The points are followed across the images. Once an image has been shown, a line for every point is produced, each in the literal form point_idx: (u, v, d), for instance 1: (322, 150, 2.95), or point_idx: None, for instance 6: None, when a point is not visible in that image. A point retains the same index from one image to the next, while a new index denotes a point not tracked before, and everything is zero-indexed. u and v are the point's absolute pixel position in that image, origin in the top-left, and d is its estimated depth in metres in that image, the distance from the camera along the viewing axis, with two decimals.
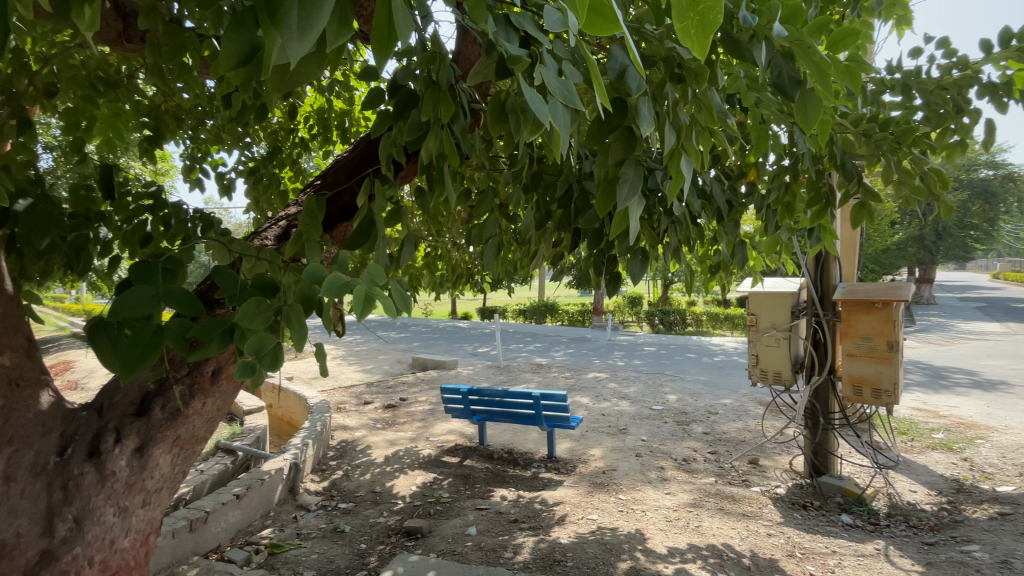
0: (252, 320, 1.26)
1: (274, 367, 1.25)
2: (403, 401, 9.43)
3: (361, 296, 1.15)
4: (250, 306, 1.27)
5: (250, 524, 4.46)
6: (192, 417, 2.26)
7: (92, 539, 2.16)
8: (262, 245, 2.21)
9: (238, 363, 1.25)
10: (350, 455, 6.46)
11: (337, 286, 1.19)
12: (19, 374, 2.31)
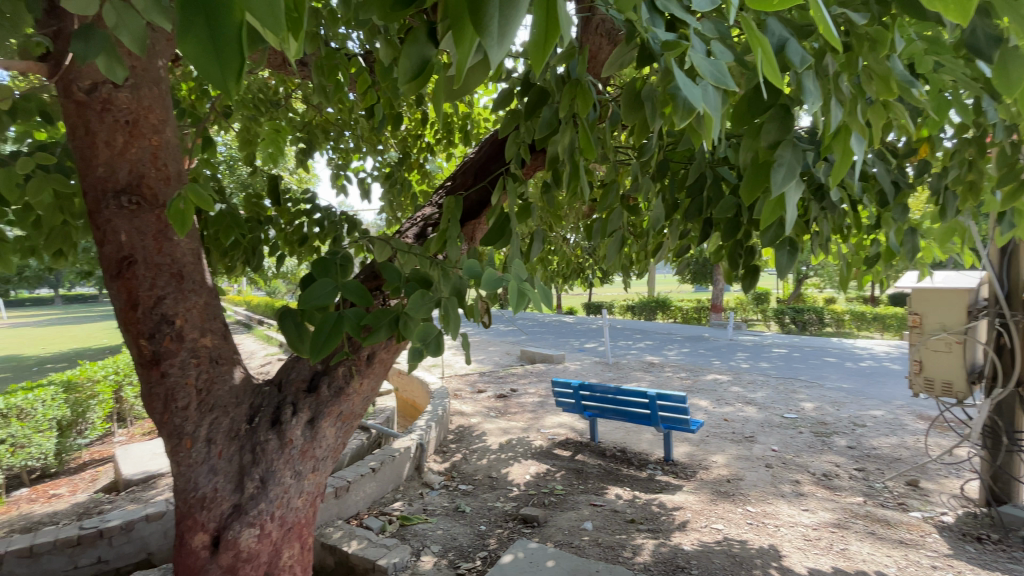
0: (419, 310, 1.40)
1: (439, 354, 1.38)
2: (514, 392, 9.69)
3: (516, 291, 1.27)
4: (417, 297, 1.41)
5: (383, 496, 4.91)
6: (352, 397, 2.06)
7: (273, 499, 1.98)
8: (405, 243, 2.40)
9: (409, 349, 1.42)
10: (467, 440, 6.81)
11: (492, 281, 1.32)
12: (217, 350, 1.98)
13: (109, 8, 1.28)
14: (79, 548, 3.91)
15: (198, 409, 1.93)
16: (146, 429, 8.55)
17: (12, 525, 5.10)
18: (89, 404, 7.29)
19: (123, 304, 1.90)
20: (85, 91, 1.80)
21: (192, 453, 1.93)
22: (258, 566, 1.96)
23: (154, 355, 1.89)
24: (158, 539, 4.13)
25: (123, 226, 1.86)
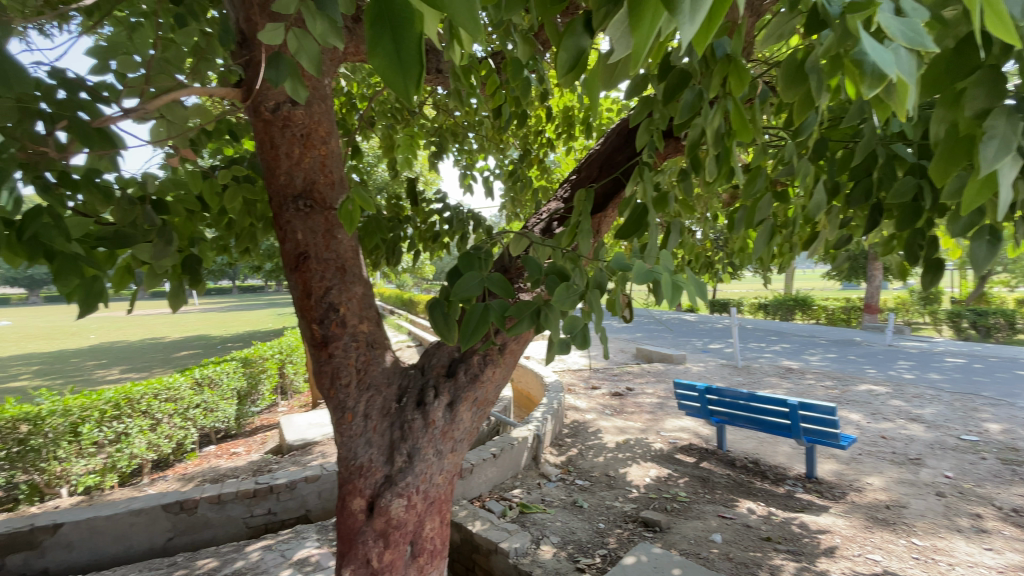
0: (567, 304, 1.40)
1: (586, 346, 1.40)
2: (631, 391, 9.43)
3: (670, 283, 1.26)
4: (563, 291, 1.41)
5: (502, 482, 5.09)
6: (487, 384, 2.07)
7: (418, 475, 1.97)
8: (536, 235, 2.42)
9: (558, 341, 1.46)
10: (583, 436, 6.78)
11: (643, 274, 1.29)
12: (373, 335, 2.10)
13: (292, 36, 1.49)
14: (257, 499, 4.58)
15: (357, 384, 2.01)
16: (301, 403, 9.83)
17: (208, 474, 6.20)
18: (260, 377, 8.62)
19: (300, 295, 2.07)
20: (271, 110, 1.97)
21: (350, 424, 2.00)
22: (405, 537, 1.94)
23: (322, 337, 2.02)
24: (313, 499, 4.74)
25: (299, 227, 2.03)
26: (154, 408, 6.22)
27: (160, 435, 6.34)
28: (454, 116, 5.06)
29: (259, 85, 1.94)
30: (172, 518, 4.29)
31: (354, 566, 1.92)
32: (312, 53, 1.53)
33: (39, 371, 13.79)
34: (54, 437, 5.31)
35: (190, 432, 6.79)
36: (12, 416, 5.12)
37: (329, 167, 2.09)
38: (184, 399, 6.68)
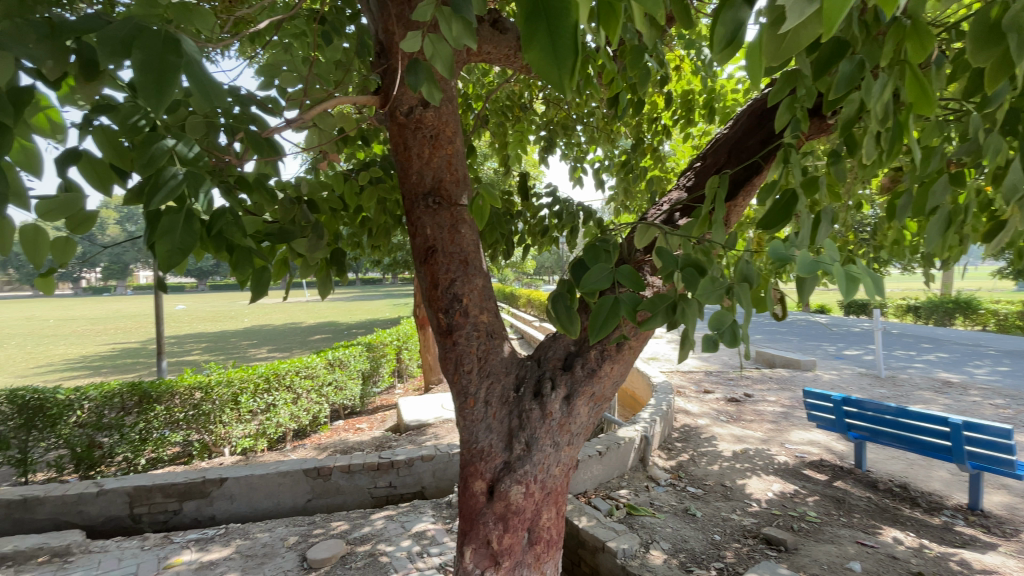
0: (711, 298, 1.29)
1: (735, 344, 1.32)
2: (749, 398, 8.73)
3: (843, 276, 1.13)
4: (706, 284, 1.31)
5: (609, 480, 5.01)
6: (604, 379, 2.05)
7: (536, 464, 2.01)
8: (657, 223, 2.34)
9: (703, 337, 1.35)
10: (695, 441, 6.42)
11: (809, 264, 1.14)
12: (492, 325, 2.17)
13: (428, 42, 1.57)
14: (380, 472, 5.01)
15: (478, 371, 2.10)
16: (414, 388, 10.54)
17: (338, 446, 6.91)
18: (380, 361, 9.41)
19: (427, 285, 2.19)
20: (404, 114, 2.11)
21: (472, 409, 2.09)
22: (523, 524, 2.00)
23: (447, 326, 2.12)
24: (428, 477, 5.08)
25: (428, 222, 2.16)
26: (296, 384, 7.06)
27: (300, 408, 7.19)
28: (565, 109, 5.03)
29: (395, 92, 2.10)
30: (310, 483, 4.84)
31: (475, 545, 2.00)
32: (445, 57, 1.60)
33: (209, 348, 16.39)
34: (221, 403, 6.28)
35: (323, 407, 7.62)
36: (192, 384, 6.13)
37: (454, 166, 2.19)
38: (319, 376, 7.49)
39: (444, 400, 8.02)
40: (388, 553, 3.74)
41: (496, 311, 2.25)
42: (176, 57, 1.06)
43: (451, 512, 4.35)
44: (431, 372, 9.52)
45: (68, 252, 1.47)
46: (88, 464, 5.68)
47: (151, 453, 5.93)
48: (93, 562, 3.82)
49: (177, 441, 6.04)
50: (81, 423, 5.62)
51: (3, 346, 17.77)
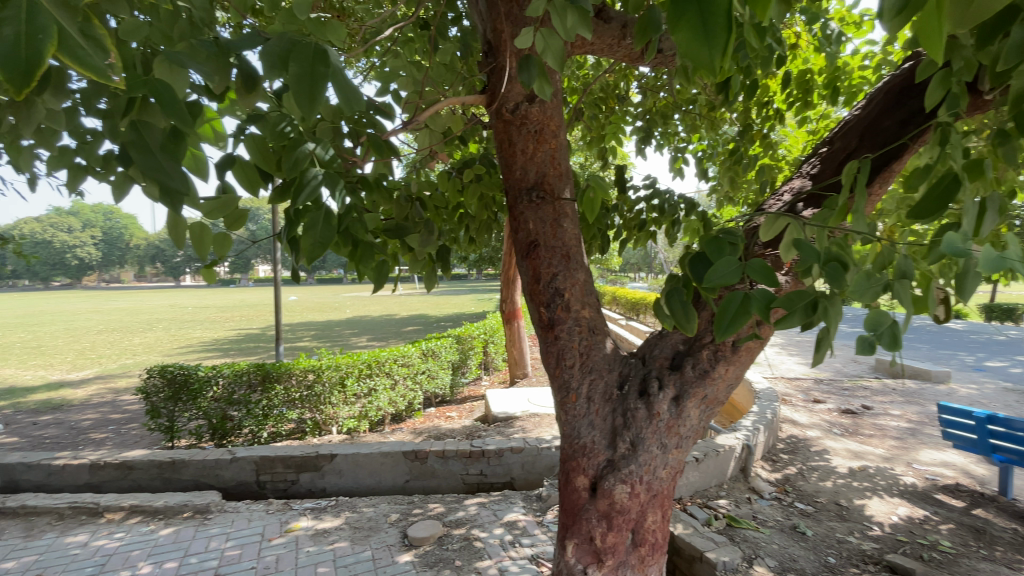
0: (864, 295, 1.26)
1: (895, 348, 1.22)
2: (867, 410, 7.85)
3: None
4: (862, 279, 1.28)
5: (706, 488, 4.76)
6: (718, 381, 1.95)
7: (643, 464, 1.96)
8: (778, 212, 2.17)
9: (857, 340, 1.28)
10: (804, 454, 5.90)
11: (992, 262, 1.01)
12: (595, 321, 2.14)
13: (540, 37, 1.58)
14: (472, 459, 5.17)
15: (580, 367, 2.08)
16: (500, 381, 10.77)
17: (431, 432, 7.25)
18: (469, 353, 9.72)
19: (528, 280, 2.18)
20: (510, 111, 2.13)
21: (574, 404, 2.08)
22: (627, 524, 1.97)
23: (549, 320, 2.11)
24: (517, 469, 5.19)
25: (531, 217, 2.14)
26: (393, 371, 7.50)
27: (397, 394, 7.63)
28: (664, 97, 4.82)
29: (503, 89, 2.12)
30: (408, 464, 5.12)
31: (578, 540, 2.00)
32: (556, 50, 1.60)
33: (316, 335, 17.93)
34: (330, 385, 6.81)
35: (417, 394, 8.02)
36: (305, 367, 6.72)
37: (558, 160, 2.18)
38: (414, 365, 7.89)
39: (531, 394, 8.10)
40: (482, 539, 3.86)
41: (598, 307, 2.21)
42: (324, 67, 1.18)
43: (541, 505, 4.38)
44: (517, 365, 9.65)
45: (225, 246, 1.68)
46: (222, 434, 6.46)
47: (271, 427, 6.62)
48: (228, 520, 4.35)
49: (292, 418, 6.67)
50: (216, 397, 6.41)
51: (156, 329, 20.75)
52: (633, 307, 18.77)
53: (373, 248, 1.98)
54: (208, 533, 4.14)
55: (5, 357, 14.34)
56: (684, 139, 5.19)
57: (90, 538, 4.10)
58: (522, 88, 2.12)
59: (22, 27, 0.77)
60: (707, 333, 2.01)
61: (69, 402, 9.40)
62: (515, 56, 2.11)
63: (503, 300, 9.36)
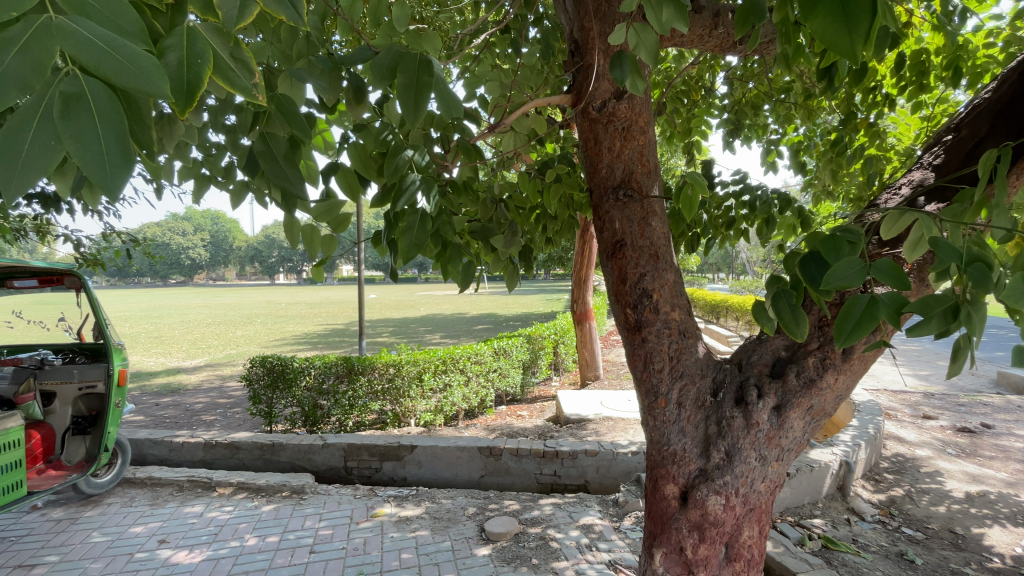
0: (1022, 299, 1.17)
1: None
2: (990, 429, 6.93)
3: None
4: (1018, 282, 1.18)
5: (799, 506, 4.43)
6: (826, 393, 1.84)
7: (739, 475, 1.88)
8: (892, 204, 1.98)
9: (1014, 351, 1.17)
10: (912, 475, 5.33)
11: None
12: (685, 324, 2.07)
13: (632, 33, 1.54)
14: (545, 459, 5.18)
15: (669, 371, 2.01)
16: (571, 382, 10.70)
17: (504, 429, 7.35)
18: (540, 352, 9.75)
19: (613, 280, 2.13)
20: (597, 109, 2.10)
21: (663, 410, 2.01)
22: (721, 537, 1.89)
23: (635, 322, 2.06)
24: (592, 472, 5.13)
25: (617, 216, 2.09)
26: (467, 368, 7.69)
27: (470, 391, 7.82)
28: (753, 87, 4.55)
29: (590, 87, 2.10)
30: (483, 460, 5.23)
31: (667, 549, 1.95)
32: (650, 46, 1.55)
33: (393, 332, 18.80)
34: (409, 379, 7.10)
35: (489, 392, 8.16)
36: (387, 361, 7.06)
37: (646, 157, 2.12)
38: (487, 363, 8.05)
39: (604, 397, 7.98)
40: (558, 539, 3.86)
41: (688, 309, 2.13)
42: (429, 76, 1.24)
43: (618, 511, 4.31)
44: (589, 366, 9.54)
45: (331, 247, 1.80)
46: (313, 421, 6.96)
47: (355, 417, 7.02)
48: (321, 502, 4.68)
49: (375, 410, 7.04)
50: (308, 387, 6.92)
51: (254, 322, 22.76)
52: (711, 309, 17.89)
53: (462, 250, 2.04)
54: (304, 513, 4.48)
55: (134, 344, 16.39)
56: (775, 131, 4.86)
57: (205, 509, 4.59)
58: (610, 85, 2.08)
59: (186, 53, 0.87)
60: (812, 341, 1.90)
61: (185, 387, 10.55)
62: (603, 53, 2.08)
63: (575, 301, 9.28)
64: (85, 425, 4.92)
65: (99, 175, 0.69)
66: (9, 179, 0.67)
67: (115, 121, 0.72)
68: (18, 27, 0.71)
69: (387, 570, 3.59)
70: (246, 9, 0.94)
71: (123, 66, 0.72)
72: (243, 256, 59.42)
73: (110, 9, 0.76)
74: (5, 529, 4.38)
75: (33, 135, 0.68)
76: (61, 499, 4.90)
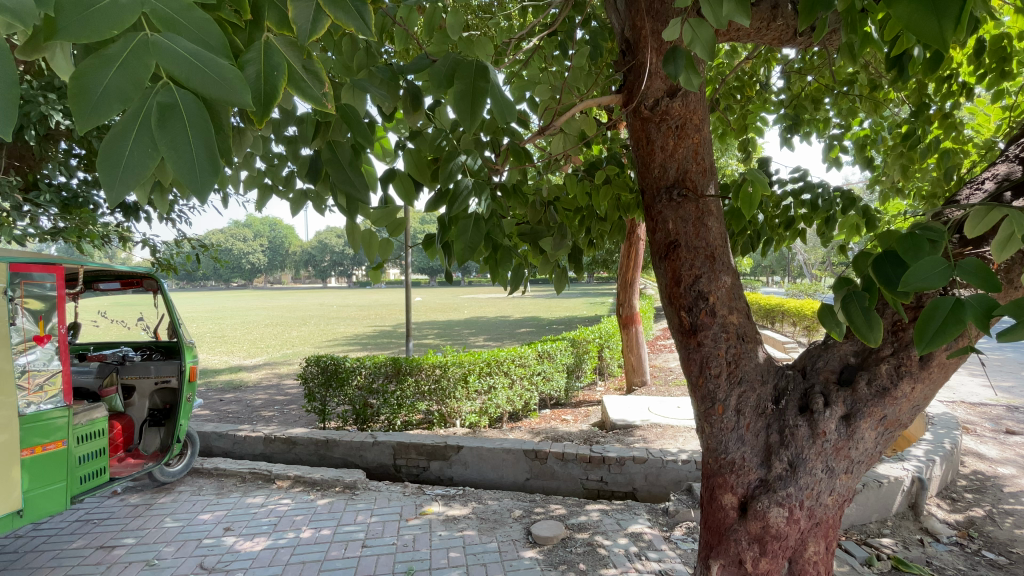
0: None
1: None
2: None
3: None
4: None
5: (865, 524, 4.16)
6: (901, 402, 1.72)
7: (804, 487, 1.80)
8: (974, 198, 1.83)
9: None
10: (994, 494, 4.90)
11: None
12: (743, 327, 1.99)
13: (688, 29, 1.51)
14: (592, 465, 5.11)
15: (727, 377, 1.95)
16: (616, 387, 10.50)
17: (549, 432, 7.30)
18: (584, 356, 9.63)
19: (666, 282, 2.08)
20: (649, 108, 2.06)
21: (721, 417, 1.95)
22: (784, 551, 1.82)
23: (690, 325, 2.00)
24: (640, 480, 5.03)
25: (671, 216, 2.04)
26: (512, 371, 7.71)
27: (515, 393, 7.83)
28: (811, 80, 4.34)
29: (642, 86, 2.06)
30: (529, 463, 5.21)
31: (725, 561, 1.90)
32: (706, 40, 1.50)
33: (438, 334, 19.10)
34: (454, 381, 7.19)
35: (533, 395, 8.15)
36: (433, 362, 7.18)
37: (701, 155, 2.06)
38: (531, 365, 8.04)
39: (652, 403, 7.80)
40: (606, 547, 3.80)
41: (747, 313, 2.06)
42: (485, 82, 1.27)
43: (668, 520, 4.20)
44: (636, 372, 9.34)
45: (387, 251, 1.87)
46: (363, 419, 7.18)
47: (403, 416, 7.19)
48: (372, 498, 4.81)
49: (422, 410, 7.17)
50: (359, 386, 7.15)
51: (308, 323, 23.84)
52: (765, 314, 17.07)
53: (512, 252, 2.06)
54: (356, 508, 4.62)
55: (200, 343, 17.52)
56: (837, 126, 4.61)
57: (265, 500, 4.83)
58: (662, 84, 2.04)
59: (262, 66, 0.95)
60: (884, 347, 1.79)
61: (245, 383, 11.15)
62: (656, 51, 2.05)
63: (620, 304, 9.12)
64: (160, 417, 5.33)
65: (192, 179, 0.75)
66: (113, 183, 0.73)
67: (205, 130, 0.78)
68: (118, 45, 0.77)
69: (436, 568, 3.64)
70: (317, 22, 1.00)
71: (210, 79, 0.78)
72: (298, 260, 62.14)
73: (198, 27, 0.82)
74: (90, 511, 4.77)
75: (132, 142, 0.75)
76: (138, 486, 5.28)
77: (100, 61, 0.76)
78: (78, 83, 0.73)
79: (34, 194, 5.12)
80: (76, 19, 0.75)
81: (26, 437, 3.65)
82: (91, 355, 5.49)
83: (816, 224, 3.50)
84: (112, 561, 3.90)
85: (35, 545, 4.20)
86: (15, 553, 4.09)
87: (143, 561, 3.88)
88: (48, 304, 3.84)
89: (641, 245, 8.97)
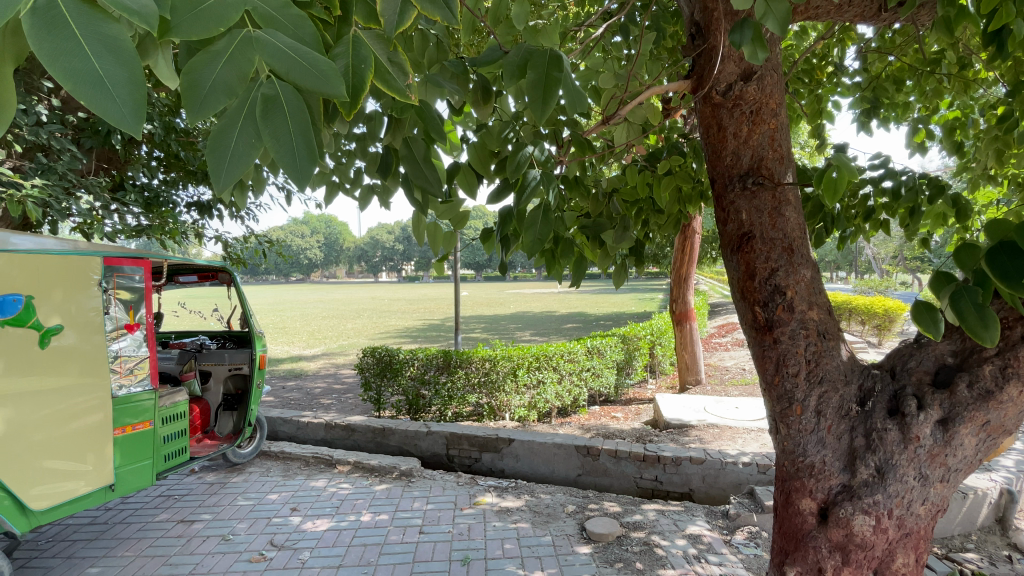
0: None
1: None
2: None
3: None
4: None
5: (947, 537, 3.87)
6: (1007, 407, 1.58)
7: (895, 494, 1.69)
8: None
9: None
10: None
11: None
12: (825, 325, 1.88)
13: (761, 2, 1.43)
14: (646, 464, 5.00)
15: (806, 376, 1.84)
16: (667, 386, 10.23)
17: (599, 428, 7.21)
18: (634, 353, 9.45)
19: (739, 276, 1.99)
20: (721, 93, 1.97)
21: (798, 418, 1.85)
22: (870, 561, 1.71)
23: (765, 321, 1.91)
24: (697, 481, 4.90)
25: (744, 207, 1.94)
26: (561, 366, 7.65)
27: (564, 389, 7.77)
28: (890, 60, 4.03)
29: (714, 70, 1.98)
30: (581, 458, 5.17)
31: (803, 569, 1.81)
32: (780, 15, 1.42)
33: (486, 329, 19.25)
34: (503, 374, 7.24)
35: (582, 391, 8.04)
36: (484, 355, 7.27)
37: (777, 141, 1.95)
38: (580, 361, 7.94)
39: (707, 403, 7.53)
40: (663, 547, 3.73)
41: (828, 308, 1.94)
42: (559, 69, 1.25)
43: (728, 524, 4.06)
44: (689, 370, 9.04)
45: (451, 243, 1.88)
46: (416, 409, 7.37)
47: (454, 408, 7.31)
48: (427, 486, 4.94)
49: (472, 402, 7.27)
50: (412, 377, 7.34)
51: (361, 316, 24.72)
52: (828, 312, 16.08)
53: (575, 245, 2.04)
54: (412, 494, 4.76)
55: None
56: (920, 110, 4.26)
57: (328, 484, 5.06)
58: (736, 67, 1.95)
59: (351, 59, 0.99)
60: (986, 349, 1.64)
61: (305, 372, 11.71)
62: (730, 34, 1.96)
63: (673, 300, 8.83)
64: (233, 402, 5.71)
65: (292, 168, 0.79)
66: (220, 173, 0.77)
67: (303, 121, 0.82)
68: (224, 42, 0.81)
69: (491, 557, 3.69)
70: (404, 13, 1.05)
71: (308, 72, 0.81)
72: (351, 256, 64.45)
73: (294, 23, 0.85)
74: (171, 488, 5.16)
75: (238, 134, 0.79)
76: (212, 466, 5.67)
77: (209, 57, 0.80)
78: (190, 79, 0.78)
79: (122, 193, 5.58)
80: (188, 16, 0.79)
81: (119, 416, 3.98)
82: (172, 343, 5.93)
83: (898, 215, 3.26)
84: (191, 535, 4.20)
85: (123, 517, 4.59)
86: (107, 523, 4.48)
87: (219, 536, 4.16)
88: (136, 294, 4.14)
89: (695, 238, 8.66)
